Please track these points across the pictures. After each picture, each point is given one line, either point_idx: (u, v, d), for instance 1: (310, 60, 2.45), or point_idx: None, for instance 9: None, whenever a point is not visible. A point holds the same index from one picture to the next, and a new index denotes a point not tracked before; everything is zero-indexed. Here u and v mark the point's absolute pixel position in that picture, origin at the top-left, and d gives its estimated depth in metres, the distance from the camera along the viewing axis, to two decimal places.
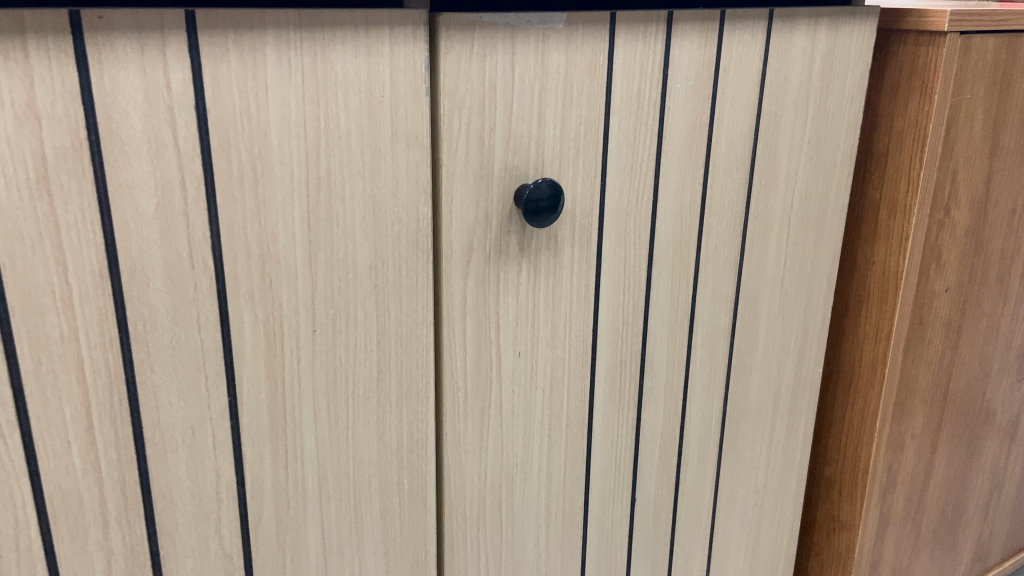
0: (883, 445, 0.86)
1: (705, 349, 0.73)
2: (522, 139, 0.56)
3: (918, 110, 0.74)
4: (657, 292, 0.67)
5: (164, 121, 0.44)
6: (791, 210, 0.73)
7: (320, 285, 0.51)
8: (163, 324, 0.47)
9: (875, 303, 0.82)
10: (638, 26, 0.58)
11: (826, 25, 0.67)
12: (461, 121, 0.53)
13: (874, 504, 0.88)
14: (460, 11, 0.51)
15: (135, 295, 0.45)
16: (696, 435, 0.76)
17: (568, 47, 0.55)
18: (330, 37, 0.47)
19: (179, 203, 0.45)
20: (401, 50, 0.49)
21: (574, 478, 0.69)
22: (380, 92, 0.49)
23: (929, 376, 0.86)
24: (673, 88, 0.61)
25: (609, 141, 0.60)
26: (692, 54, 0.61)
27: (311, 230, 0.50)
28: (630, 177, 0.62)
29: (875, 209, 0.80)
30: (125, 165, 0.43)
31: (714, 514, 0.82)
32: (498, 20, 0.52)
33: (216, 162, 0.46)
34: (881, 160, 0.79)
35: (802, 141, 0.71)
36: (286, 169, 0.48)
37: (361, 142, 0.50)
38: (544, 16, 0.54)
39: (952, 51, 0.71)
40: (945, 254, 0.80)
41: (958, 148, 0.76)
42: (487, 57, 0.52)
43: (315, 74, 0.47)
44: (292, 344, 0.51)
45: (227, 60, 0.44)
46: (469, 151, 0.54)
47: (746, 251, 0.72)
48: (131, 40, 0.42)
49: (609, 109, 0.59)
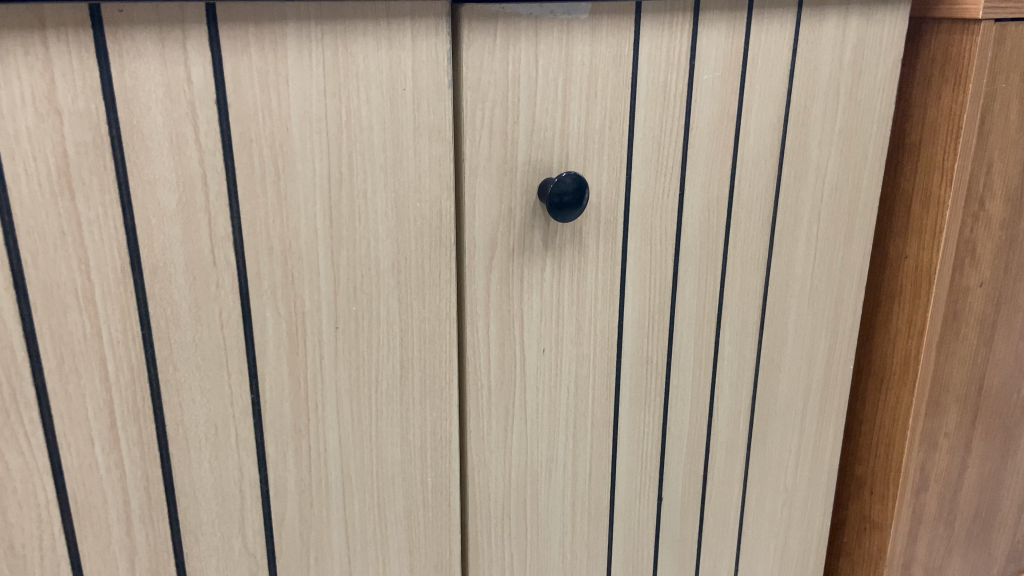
0: (916, 443, 0.84)
1: (733, 346, 0.72)
2: (546, 133, 0.55)
3: (951, 100, 0.72)
4: (684, 288, 0.66)
5: (185, 116, 0.43)
6: (821, 203, 0.71)
7: (343, 282, 0.51)
8: (185, 321, 0.46)
9: (907, 298, 0.80)
10: (664, 16, 0.57)
11: (857, 13, 0.66)
12: (484, 115, 0.52)
13: (906, 503, 0.86)
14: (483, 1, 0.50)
15: (157, 292, 0.45)
16: (724, 433, 0.75)
17: (592, 38, 0.54)
18: (352, 31, 0.46)
19: (201, 199, 0.45)
20: (423, 42, 0.49)
21: (600, 476, 0.68)
22: (402, 85, 0.49)
23: (963, 373, 0.84)
24: (700, 79, 0.60)
25: (634, 134, 0.59)
26: (719, 44, 0.60)
27: (334, 226, 0.49)
28: (656, 170, 0.61)
29: (907, 202, 0.78)
30: (146, 161, 0.43)
31: (742, 513, 0.80)
32: (521, 11, 0.51)
33: (237, 157, 0.45)
34: (914, 151, 0.77)
35: (833, 132, 0.69)
36: (308, 164, 0.47)
37: (383, 136, 0.49)
38: (569, 6, 0.53)
39: (986, 39, 0.70)
40: (980, 248, 0.79)
41: (993, 140, 0.74)
42: (511, 48, 0.52)
43: (337, 67, 0.46)
44: (315, 342, 0.51)
45: (249, 54, 0.44)
46: (493, 144, 0.53)
47: (775, 245, 0.70)
48: (151, 34, 0.41)
49: (634, 101, 0.58)
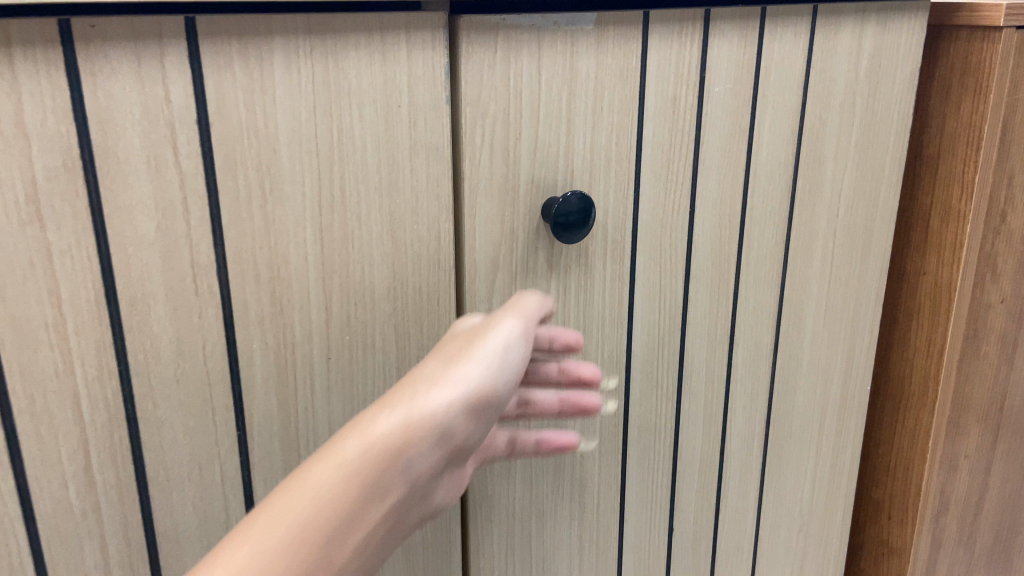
0: (936, 467, 0.80)
1: (746, 368, 0.69)
2: (550, 149, 0.52)
3: (971, 110, 0.69)
4: (694, 309, 0.63)
5: (164, 138, 0.40)
6: (837, 218, 0.68)
7: (335, 310, 0.48)
8: (166, 355, 0.43)
9: (926, 316, 0.77)
10: (674, 26, 0.54)
11: (874, 21, 0.63)
12: (484, 132, 0.49)
13: (925, 529, 0.83)
14: (482, 12, 0.47)
15: (135, 325, 0.42)
16: (737, 459, 0.72)
17: (598, 51, 0.52)
18: (343, 45, 0.43)
19: (182, 225, 0.42)
20: (419, 56, 0.46)
21: (607, 506, 0.65)
22: (397, 102, 0.46)
23: (984, 393, 0.81)
24: (711, 92, 0.57)
25: (642, 149, 0.56)
26: (731, 54, 0.57)
27: (325, 251, 0.46)
28: (665, 188, 0.58)
29: (925, 216, 0.75)
30: (123, 186, 0.40)
31: (756, 540, 0.77)
32: (523, 22, 0.48)
33: (221, 180, 0.42)
34: (931, 163, 0.74)
35: (849, 144, 0.66)
36: (297, 186, 0.44)
37: (378, 155, 0.46)
38: (573, 17, 0.50)
39: (1008, 47, 0.67)
40: (1001, 263, 0.76)
41: (1015, 150, 0.71)
42: (512, 61, 0.49)
43: (328, 83, 0.43)
44: (305, 375, 0.48)
45: (232, 69, 0.41)
46: (494, 163, 0.50)
47: (790, 263, 0.67)
48: (126, 50, 0.38)
49: (642, 115, 0.55)
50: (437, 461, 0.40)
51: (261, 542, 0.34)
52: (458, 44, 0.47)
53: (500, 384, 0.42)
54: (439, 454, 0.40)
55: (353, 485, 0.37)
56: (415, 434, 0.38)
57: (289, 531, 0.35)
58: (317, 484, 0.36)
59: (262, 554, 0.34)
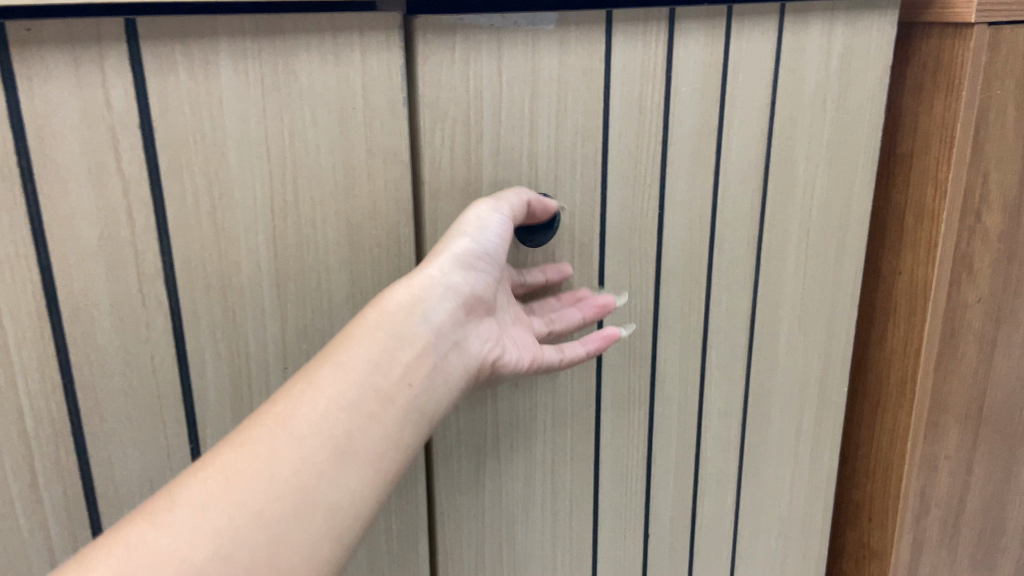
0: (916, 469, 0.80)
1: (720, 372, 0.68)
2: (513, 151, 0.51)
3: (944, 108, 0.69)
4: (666, 313, 0.63)
5: (106, 144, 0.39)
6: (810, 218, 0.67)
7: (291, 319, 0.46)
8: (113, 367, 0.42)
9: (902, 316, 0.76)
10: (638, 26, 0.53)
11: (844, 19, 0.62)
12: (444, 134, 0.48)
13: (907, 532, 0.82)
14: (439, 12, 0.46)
15: (80, 337, 0.41)
16: (713, 463, 0.71)
17: (561, 50, 0.51)
18: (293, 46, 0.42)
19: (126, 233, 0.40)
20: (373, 57, 0.45)
21: (581, 514, 0.64)
22: (352, 104, 0.45)
23: (963, 393, 0.80)
24: (677, 92, 0.56)
25: (609, 151, 0.55)
26: (698, 53, 0.56)
27: (279, 258, 0.45)
28: (634, 189, 0.57)
29: (900, 215, 0.75)
30: (62, 194, 0.39)
31: (734, 545, 0.76)
32: (481, 21, 0.47)
33: (167, 186, 0.41)
34: (905, 161, 0.74)
35: (821, 143, 0.65)
36: (247, 192, 0.43)
37: (333, 159, 0.45)
38: (533, 16, 0.49)
39: (979, 44, 0.66)
40: (977, 262, 0.75)
41: (989, 148, 0.71)
42: (471, 62, 0.48)
43: (277, 86, 0.42)
44: (261, 385, 0.47)
45: (176, 72, 0.40)
46: (455, 165, 0.49)
47: (763, 264, 0.66)
48: (63, 53, 0.37)
49: (607, 116, 0.54)
50: (444, 323, 0.46)
51: (291, 412, 0.40)
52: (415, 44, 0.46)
53: (477, 249, 0.47)
54: (444, 317, 0.46)
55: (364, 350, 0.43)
56: (410, 306, 0.45)
57: (314, 399, 0.41)
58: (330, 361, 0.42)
59: (293, 421, 0.40)
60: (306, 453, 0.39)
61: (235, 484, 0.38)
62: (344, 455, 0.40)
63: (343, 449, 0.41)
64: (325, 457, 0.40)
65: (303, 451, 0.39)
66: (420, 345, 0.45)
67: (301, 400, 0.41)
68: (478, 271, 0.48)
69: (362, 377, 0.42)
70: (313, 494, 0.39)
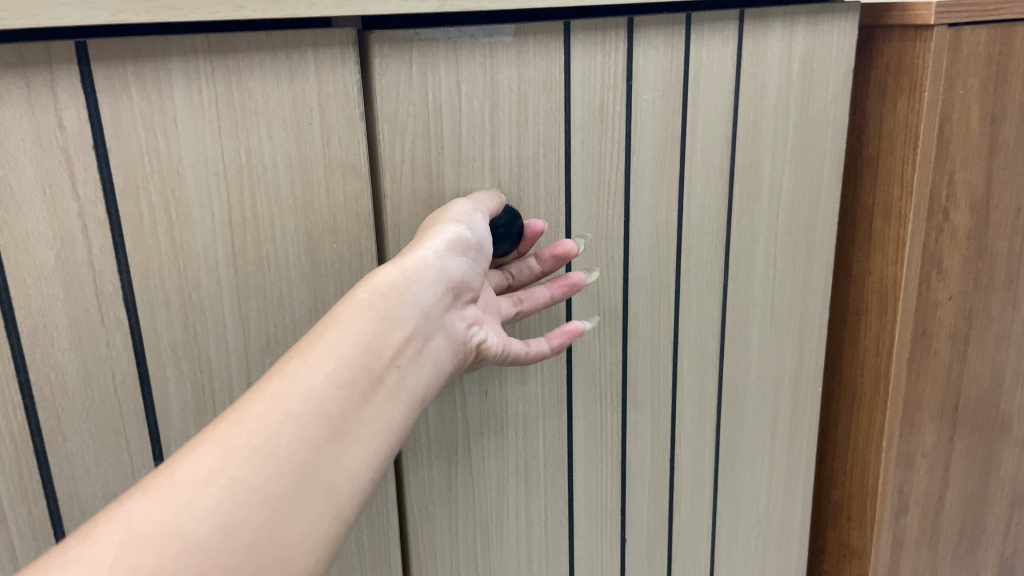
0: (892, 468, 0.80)
1: (692, 376, 0.68)
2: (474, 163, 0.52)
3: (908, 109, 0.69)
4: (636, 319, 0.63)
5: (59, 166, 0.39)
6: (778, 221, 0.68)
7: (254, 334, 0.47)
8: (73, 387, 0.42)
9: (874, 316, 0.77)
10: (597, 36, 0.53)
11: (803, 24, 0.63)
12: (404, 148, 0.49)
13: (885, 530, 0.82)
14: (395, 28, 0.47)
15: (38, 357, 0.41)
16: (689, 467, 0.71)
17: (520, 62, 0.51)
18: (246, 64, 0.43)
19: (83, 253, 0.41)
20: (328, 73, 0.45)
21: (557, 522, 0.65)
22: (307, 120, 0.45)
23: (937, 390, 0.81)
24: (639, 101, 0.57)
25: (572, 160, 0.55)
26: (658, 62, 0.57)
27: (239, 274, 0.45)
28: (599, 198, 0.58)
29: (869, 215, 0.75)
30: (17, 216, 0.39)
31: (713, 549, 0.77)
32: (438, 35, 0.48)
33: (123, 206, 0.41)
34: (872, 163, 0.74)
35: (787, 147, 0.66)
36: (205, 209, 0.43)
37: (290, 175, 0.45)
38: (491, 29, 0.49)
39: (940, 45, 0.67)
40: (947, 260, 0.76)
41: (953, 147, 0.71)
42: (429, 75, 0.48)
43: (231, 103, 0.43)
44: (225, 401, 0.47)
45: (128, 93, 0.40)
46: (416, 178, 0.50)
47: (731, 268, 0.67)
48: (13, 76, 0.37)
49: (569, 126, 0.54)
50: (437, 304, 0.45)
51: (287, 389, 0.38)
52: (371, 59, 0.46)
53: (466, 233, 0.46)
54: (436, 301, 0.44)
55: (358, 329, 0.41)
56: (405, 286, 0.43)
57: (310, 377, 0.38)
58: (320, 339, 0.40)
59: (288, 398, 0.37)
60: (304, 431, 0.37)
61: (235, 462, 0.35)
62: (337, 435, 0.38)
63: (339, 429, 0.38)
64: (322, 437, 0.38)
65: (301, 428, 0.37)
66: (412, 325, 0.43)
67: (294, 378, 0.38)
68: (466, 259, 0.47)
69: (360, 357, 0.40)
70: (307, 476, 0.37)
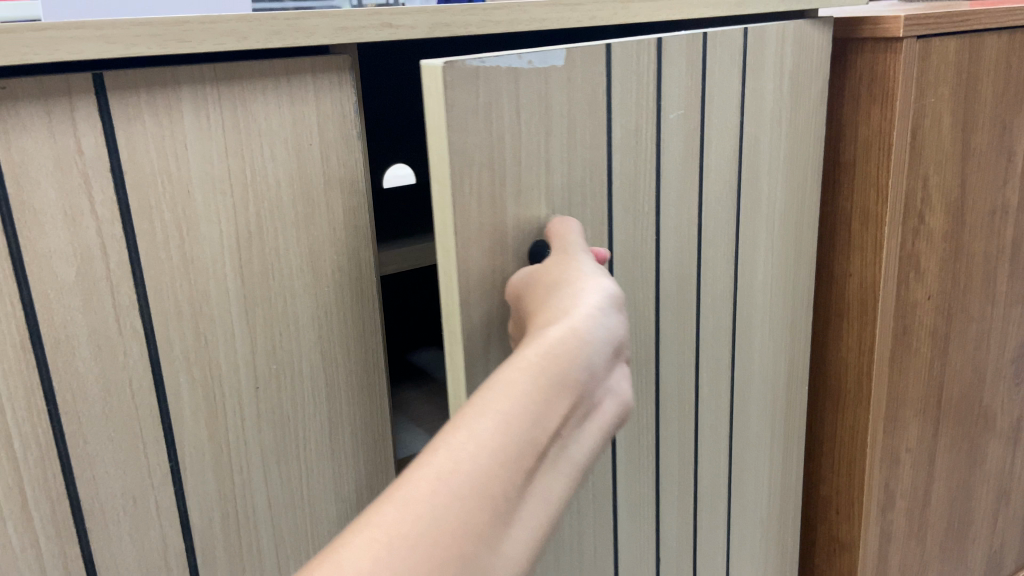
0: (877, 462, 0.83)
1: (710, 388, 0.70)
2: (531, 193, 0.49)
3: (881, 118, 0.72)
4: (666, 337, 0.64)
5: (79, 188, 0.42)
6: (775, 228, 0.71)
7: (261, 342, 0.50)
8: (93, 393, 0.45)
9: (855, 316, 0.80)
10: (633, 58, 0.54)
11: (791, 40, 0.66)
12: (471, 183, 0.45)
13: (873, 522, 0.85)
14: (461, 57, 0.43)
15: (61, 367, 0.44)
16: (708, 476, 0.73)
17: (569, 87, 0.50)
18: (249, 90, 0.46)
19: (101, 268, 0.44)
20: (325, 96, 0.49)
21: (603, 551, 0.63)
22: (307, 140, 0.48)
23: (920, 387, 0.84)
24: (666, 119, 0.58)
25: (613, 183, 0.55)
26: (680, 82, 0.58)
27: (245, 285, 0.48)
28: (635, 220, 0.58)
29: (847, 221, 0.78)
30: (41, 235, 0.42)
31: (729, 555, 0.79)
32: (500, 64, 0.45)
33: (137, 224, 0.44)
34: (849, 170, 0.77)
35: (780, 158, 0.69)
36: (213, 225, 0.47)
37: (292, 192, 0.49)
38: (545, 55, 0.48)
39: (909, 56, 0.70)
40: (924, 260, 0.79)
41: (927, 153, 0.74)
42: (493, 106, 0.45)
43: (236, 127, 0.46)
44: (234, 404, 0.50)
45: (141, 119, 0.43)
46: (482, 215, 0.47)
47: (740, 281, 0.70)
48: (37, 106, 0.41)
49: (610, 147, 0.54)
50: (603, 365, 0.40)
51: (454, 466, 0.33)
52: (437, 92, 0.43)
53: (613, 287, 0.42)
54: (602, 361, 0.40)
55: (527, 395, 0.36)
56: (574, 346, 0.38)
57: (477, 451, 0.34)
58: (487, 405, 0.36)
59: (456, 477, 0.33)
60: (468, 515, 0.33)
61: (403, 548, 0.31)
62: (504, 516, 0.34)
63: (502, 514, 0.34)
64: (485, 522, 0.33)
65: (465, 512, 0.33)
66: (578, 390, 0.39)
67: (462, 450, 0.34)
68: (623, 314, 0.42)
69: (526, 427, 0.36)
70: (482, 559, 0.33)
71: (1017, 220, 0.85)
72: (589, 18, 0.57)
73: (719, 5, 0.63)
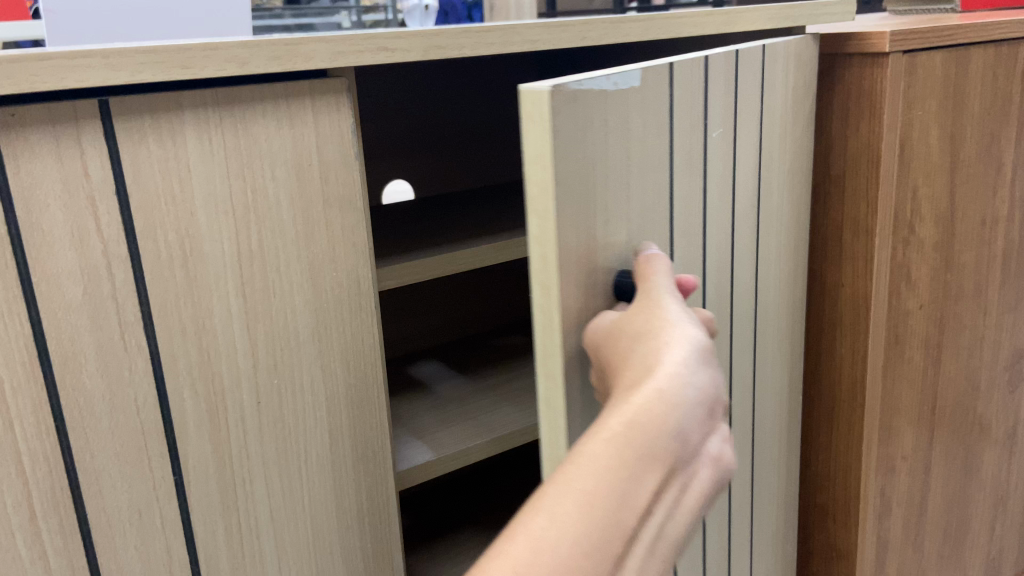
0: (872, 470, 0.84)
1: (739, 404, 0.68)
2: (612, 220, 0.44)
3: (870, 131, 0.74)
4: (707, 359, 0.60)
5: (85, 210, 0.44)
6: (784, 240, 0.71)
7: (262, 357, 0.51)
8: (100, 408, 0.47)
9: (848, 326, 0.81)
10: (689, 76, 0.49)
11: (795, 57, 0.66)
12: (567, 216, 0.40)
13: (869, 530, 0.86)
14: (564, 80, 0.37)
15: (69, 383, 0.45)
16: (738, 493, 0.71)
17: (643, 108, 0.44)
18: (250, 113, 0.47)
19: (107, 286, 0.45)
20: (324, 118, 0.50)
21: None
22: (307, 160, 0.50)
23: (914, 395, 0.85)
24: (711, 138, 0.53)
25: (674, 210, 0.50)
26: (722, 100, 0.53)
27: (247, 301, 0.50)
28: (688, 248, 0.53)
29: (838, 232, 0.80)
30: (49, 256, 0.43)
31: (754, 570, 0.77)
32: (591, 84, 0.39)
33: (142, 244, 0.46)
34: (839, 182, 0.78)
35: (784, 169, 0.68)
36: (216, 244, 0.48)
37: (292, 211, 0.50)
38: (626, 76, 0.42)
39: (896, 70, 0.71)
40: (915, 270, 0.80)
41: (915, 165, 0.76)
42: (585, 130, 0.40)
43: (237, 149, 0.47)
44: (237, 418, 0.51)
45: (146, 142, 0.45)
46: (579, 248, 0.41)
47: (760, 296, 0.68)
48: (45, 131, 0.42)
49: (673, 172, 0.49)
50: (692, 428, 0.39)
51: (533, 554, 0.34)
52: (548, 120, 0.37)
53: (702, 339, 0.40)
54: (691, 423, 0.38)
55: (609, 473, 0.36)
56: (660, 415, 0.37)
57: (558, 536, 0.34)
58: (569, 485, 0.35)
59: (536, 566, 0.34)
60: None
61: None
62: None
63: None
64: None
65: None
66: (670, 458, 0.38)
67: (543, 536, 0.34)
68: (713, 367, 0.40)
69: (609, 506, 0.35)
70: None
71: (1007, 231, 0.86)
72: (580, 38, 0.58)
73: (708, 24, 0.65)
